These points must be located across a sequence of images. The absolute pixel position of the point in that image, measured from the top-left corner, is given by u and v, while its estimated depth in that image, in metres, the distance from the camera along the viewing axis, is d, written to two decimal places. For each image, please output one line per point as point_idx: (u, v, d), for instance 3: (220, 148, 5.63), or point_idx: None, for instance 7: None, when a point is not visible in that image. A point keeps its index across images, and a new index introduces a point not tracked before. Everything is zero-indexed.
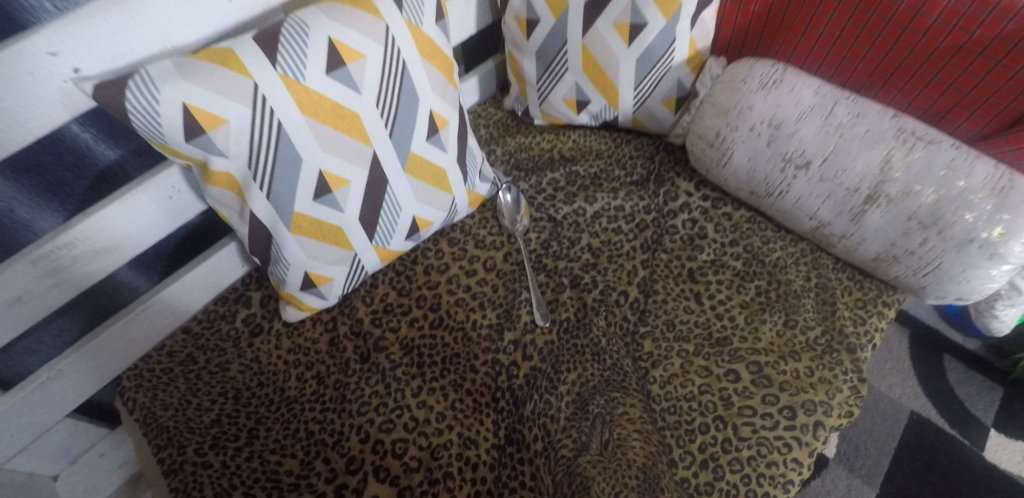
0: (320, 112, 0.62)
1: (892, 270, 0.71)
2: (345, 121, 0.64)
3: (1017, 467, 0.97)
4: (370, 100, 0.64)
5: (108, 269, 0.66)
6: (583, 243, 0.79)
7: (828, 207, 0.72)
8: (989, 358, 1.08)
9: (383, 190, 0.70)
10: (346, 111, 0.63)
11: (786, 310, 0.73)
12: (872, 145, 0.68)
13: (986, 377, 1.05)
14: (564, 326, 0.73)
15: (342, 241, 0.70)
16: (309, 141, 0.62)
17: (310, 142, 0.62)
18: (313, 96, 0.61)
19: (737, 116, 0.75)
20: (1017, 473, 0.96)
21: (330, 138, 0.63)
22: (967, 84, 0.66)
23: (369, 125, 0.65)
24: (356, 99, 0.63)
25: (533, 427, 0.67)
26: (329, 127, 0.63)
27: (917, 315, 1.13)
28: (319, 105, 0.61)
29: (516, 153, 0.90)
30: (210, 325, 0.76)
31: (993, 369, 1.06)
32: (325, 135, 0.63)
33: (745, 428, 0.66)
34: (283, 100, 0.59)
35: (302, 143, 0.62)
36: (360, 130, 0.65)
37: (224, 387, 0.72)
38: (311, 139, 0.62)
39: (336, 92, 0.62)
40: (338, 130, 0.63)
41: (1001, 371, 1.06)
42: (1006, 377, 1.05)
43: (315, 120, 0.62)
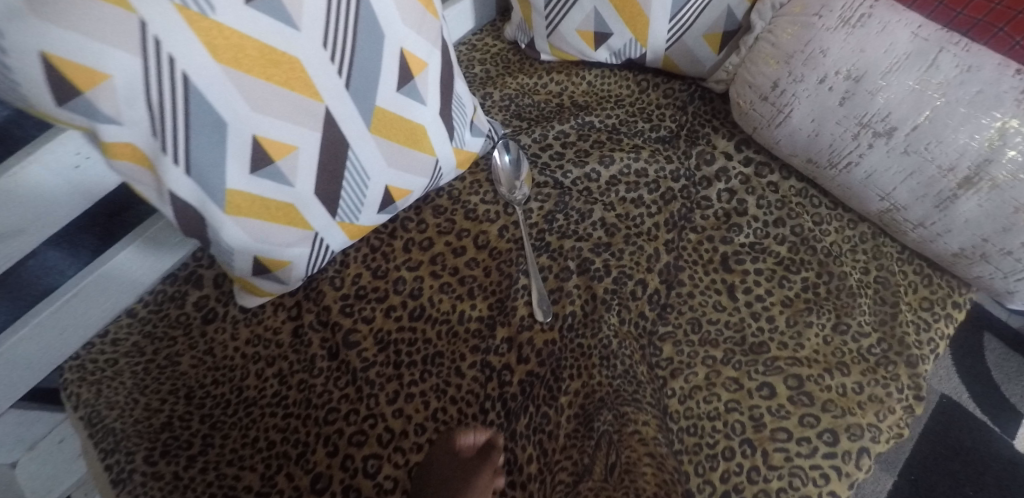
0: (243, 59, 0.46)
1: (975, 270, 0.58)
2: (280, 70, 0.48)
3: None
4: (314, 40, 0.49)
5: (17, 255, 0.54)
6: (595, 217, 0.66)
7: (908, 187, 0.57)
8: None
9: (343, 156, 0.55)
10: (281, 55, 0.48)
11: (837, 311, 0.61)
12: (984, 110, 0.52)
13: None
14: (568, 322, 0.61)
15: (297, 220, 0.56)
16: (232, 99, 0.47)
17: (236, 101, 0.47)
18: (231, 37, 0.45)
19: (805, 62, 0.59)
20: None
21: (263, 94, 0.48)
22: None
23: (315, 74, 0.50)
24: (292, 38, 0.48)
25: (527, 446, 0.57)
26: (260, 80, 0.47)
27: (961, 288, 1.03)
28: (241, 50, 0.46)
29: (518, 97, 0.74)
30: (158, 309, 0.66)
31: None
32: (256, 91, 0.48)
33: (777, 455, 0.55)
34: (187, 45, 0.43)
35: (225, 102, 0.47)
36: (303, 80, 0.50)
37: (175, 384, 0.62)
38: (237, 97, 0.47)
39: (264, 31, 0.46)
40: (273, 83, 0.48)
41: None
42: None
43: (239, 71, 0.46)
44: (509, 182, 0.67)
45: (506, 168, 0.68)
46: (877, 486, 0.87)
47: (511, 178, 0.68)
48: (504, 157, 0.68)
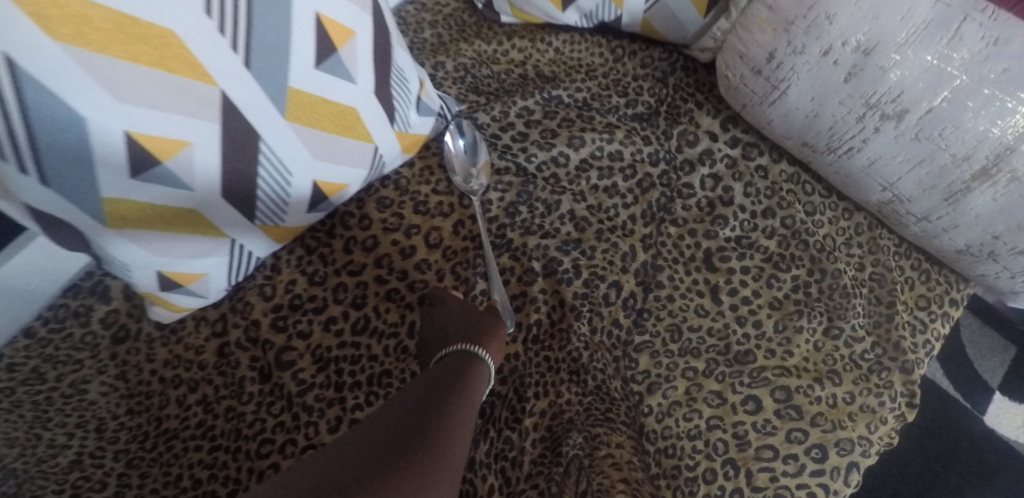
0: (92, 35, 0.35)
1: (978, 269, 0.53)
2: (150, 47, 0.37)
3: (1017, 432, 0.88)
4: (193, 7, 0.38)
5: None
6: (564, 209, 0.58)
7: (915, 177, 0.51)
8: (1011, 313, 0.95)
9: (253, 148, 0.45)
10: (148, 28, 0.37)
11: (829, 314, 0.55)
12: (1007, 92, 0.44)
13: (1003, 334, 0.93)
14: (533, 333, 0.54)
15: (202, 226, 0.47)
16: (87, 89, 0.36)
17: (92, 90, 0.36)
18: (70, 5, 0.34)
19: (808, 29, 0.50)
20: (1014, 439, 0.87)
21: (131, 80, 0.37)
22: None
23: (200, 50, 0.40)
24: (157, 3, 0.37)
25: (488, 475, 0.50)
26: (122, 61, 0.37)
27: None
28: (89, 24, 0.35)
29: (474, 67, 0.64)
30: (60, 328, 0.57)
31: (1011, 327, 0.94)
32: (119, 76, 0.37)
33: (762, 475, 0.50)
34: (4, 20, 0.32)
35: (77, 94, 0.36)
36: (183, 59, 0.39)
37: (83, 416, 0.53)
38: (93, 84, 0.36)
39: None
40: (141, 64, 0.37)
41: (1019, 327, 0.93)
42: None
43: (89, 50, 0.35)
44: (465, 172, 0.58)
45: (462, 156, 0.58)
46: None
47: (467, 168, 0.58)
48: (460, 144, 0.58)
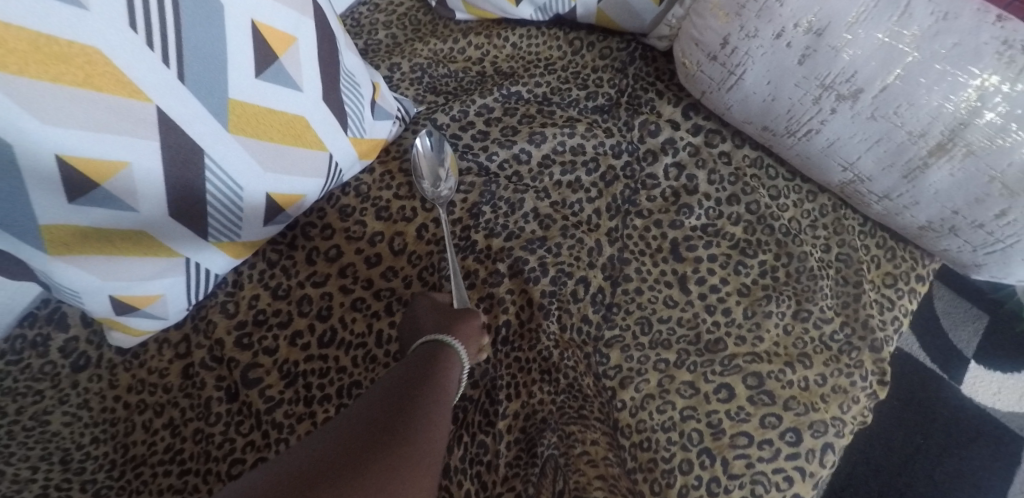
0: (8, 56, 0.34)
1: (941, 243, 0.53)
2: (74, 65, 0.36)
3: (994, 400, 0.89)
4: (116, 23, 0.37)
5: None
6: (528, 208, 0.57)
7: (874, 155, 0.50)
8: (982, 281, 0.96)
9: (198, 165, 0.44)
10: (69, 47, 0.36)
11: (797, 297, 0.55)
12: (959, 67, 0.45)
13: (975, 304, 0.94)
14: (502, 334, 0.54)
15: (151, 246, 0.46)
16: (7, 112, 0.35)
17: (14, 114, 0.35)
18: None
19: (759, 13, 0.49)
20: (991, 406, 0.89)
21: (57, 101, 0.36)
22: None
23: (128, 66, 0.38)
24: (76, 20, 0.36)
25: (463, 481, 0.50)
26: (43, 81, 0.35)
27: None
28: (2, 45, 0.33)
29: (431, 67, 0.63)
30: (17, 360, 0.55)
31: (983, 296, 0.95)
32: (44, 99, 0.36)
33: (738, 463, 0.50)
34: None
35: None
36: (111, 76, 0.38)
37: (46, 449, 0.52)
38: (14, 108, 0.35)
39: (33, 13, 0.34)
40: (65, 84, 0.36)
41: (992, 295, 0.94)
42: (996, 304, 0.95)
43: (7, 72, 0.34)
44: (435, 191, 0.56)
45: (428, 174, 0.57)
46: None
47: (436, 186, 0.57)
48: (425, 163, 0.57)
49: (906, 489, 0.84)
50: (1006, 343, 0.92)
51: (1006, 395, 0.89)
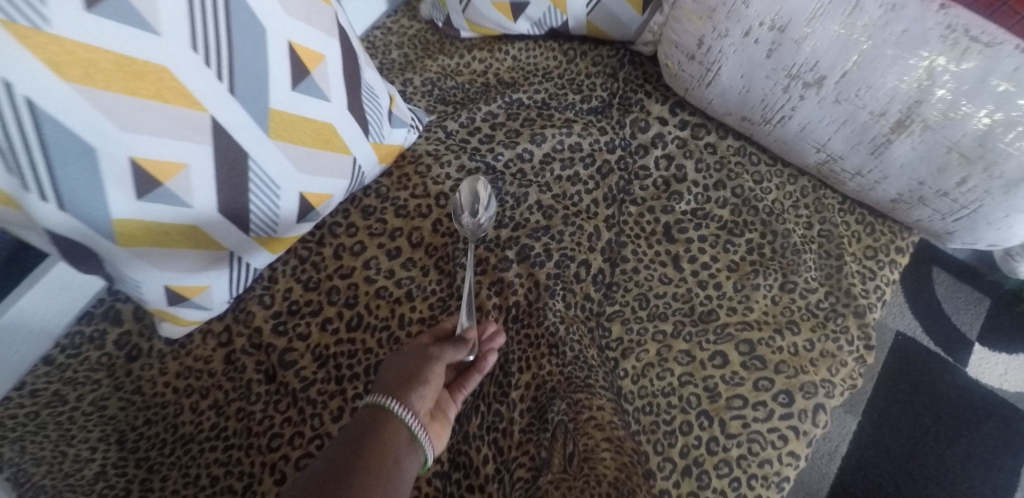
0: (98, 74, 0.41)
1: (914, 214, 0.58)
2: (147, 81, 0.44)
3: (1000, 380, 0.91)
4: (181, 46, 0.44)
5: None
6: (531, 201, 0.63)
7: (843, 136, 0.56)
8: (980, 266, 0.99)
9: (244, 167, 0.51)
10: (144, 66, 0.43)
11: (783, 270, 0.60)
12: (910, 50, 0.50)
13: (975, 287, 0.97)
14: (512, 313, 0.59)
15: (203, 241, 0.52)
16: (93, 120, 0.42)
17: (99, 122, 0.42)
18: (77, 51, 0.40)
19: (728, 15, 0.55)
20: (998, 386, 0.91)
21: (133, 111, 0.43)
22: None
23: (190, 82, 0.46)
24: (152, 43, 0.43)
25: (482, 446, 0.56)
26: (124, 95, 0.43)
27: None
28: (92, 64, 0.41)
29: (440, 80, 0.70)
30: (77, 353, 0.62)
31: (982, 279, 0.98)
32: (123, 109, 0.43)
33: (734, 423, 0.55)
34: (24, 66, 0.38)
35: (87, 125, 0.42)
36: (177, 90, 0.45)
37: (105, 430, 0.58)
38: (100, 118, 0.42)
39: (117, 38, 0.41)
40: (141, 97, 0.43)
41: (992, 278, 0.97)
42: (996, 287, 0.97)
43: (96, 87, 0.41)
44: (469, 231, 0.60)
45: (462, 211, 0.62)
46: (842, 428, 0.89)
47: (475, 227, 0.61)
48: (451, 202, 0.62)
49: (918, 471, 0.86)
50: (1009, 325, 0.95)
51: (1012, 376, 0.92)
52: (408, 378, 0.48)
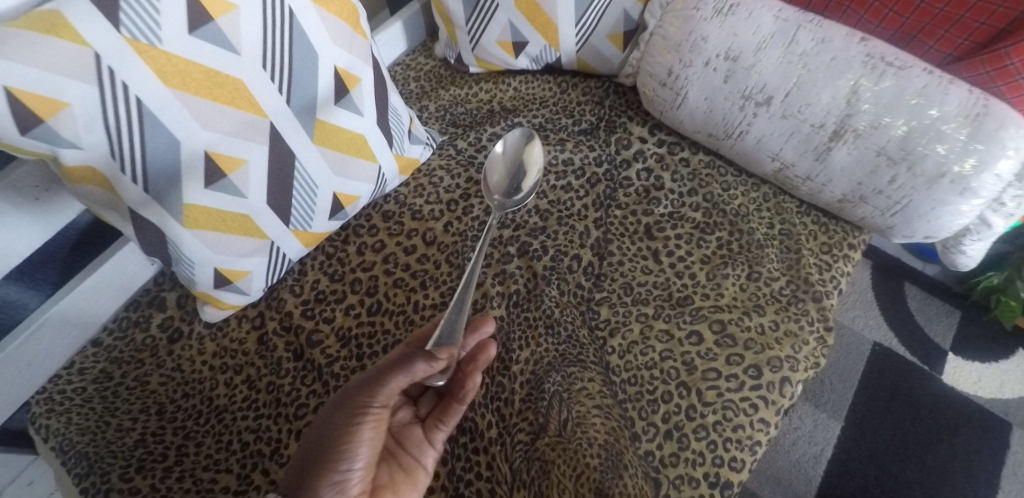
0: (191, 82, 0.52)
1: (859, 212, 0.66)
2: (226, 91, 0.54)
3: (975, 387, 0.98)
4: (254, 64, 0.55)
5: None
6: (530, 205, 0.73)
7: (792, 146, 0.65)
8: (948, 282, 1.07)
9: (291, 166, 0.61)
10: (225, 78, 0.54)
11: (750, 262, 0.68)
12: (839, 73, 0.61)
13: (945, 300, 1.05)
14: (514, 299, 0.67)
15: (253, 230, 0.61)
16: (182, 118, 0.53)
17: (186, 120, 0.53)
18: (178, 63, 0.51)
19: (690, 49, 0.67)
20: (973, 393, 0.97)
21: (211, 114, 0.54)
22: (928, 14, 0.60)
23: (257, 93, 0.56)
24: (233, 61, 0.54)
25: (486, 413, 0.63)
26: (207, 100, 0.53)
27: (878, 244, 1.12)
28: (187, 74, 0.52)
29: (452, 107, 0.81)
30: (123, 335, 0.69)
31: (951, 293, 1.06)
32: (205, 112, 0.54)
33: (710, 392, 0.62)
34: (138, 73, 0.49)
35: (177, 123, 0.52)
36: (247, 99, 0.56)
37: (145, 403, 0.65)
38: (187, 117, 0.53)
39: (207, 55, 0.52)
40: (220, 102, 0.54)
41: (959, 293, 1.05)
42: (964, 300, 1.05)
43: (188, 93, 0.52)
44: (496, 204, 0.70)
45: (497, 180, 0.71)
46: (826, 433, 0.95)
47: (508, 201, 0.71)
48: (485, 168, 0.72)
49: (900, 473, 0.91)
50: (978, 336, 1.02)
51: (985, 383, 0.98)
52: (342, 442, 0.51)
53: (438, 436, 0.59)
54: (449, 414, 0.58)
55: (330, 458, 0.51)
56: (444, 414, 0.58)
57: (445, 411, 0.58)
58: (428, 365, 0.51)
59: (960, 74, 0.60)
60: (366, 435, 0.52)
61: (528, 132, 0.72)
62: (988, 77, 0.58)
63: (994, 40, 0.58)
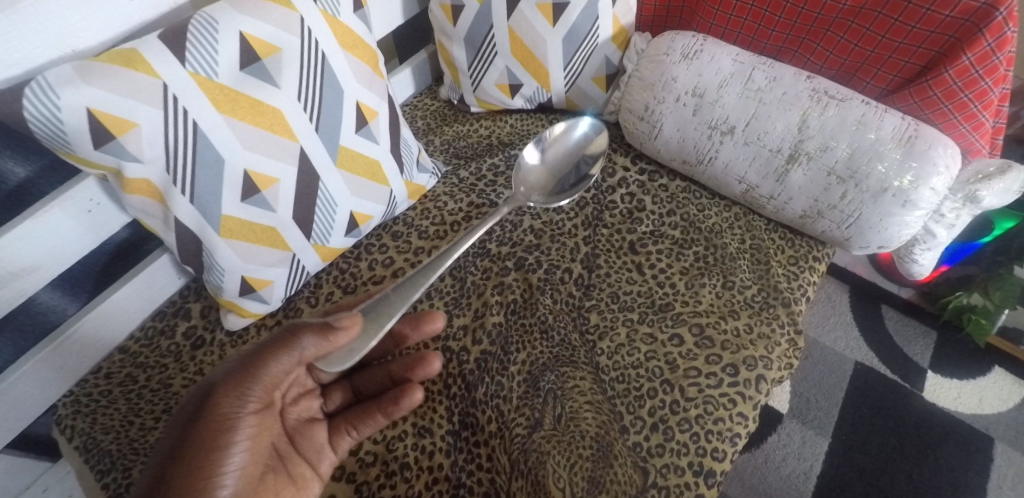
0: (238, 110, 0.61)
1: (819, 226, 0.74)
2: (266, 118, 0.63)
3: (954, 403, 1.03)
4: (291, 96, 0.64)
5: (26, 293, 0.62)
6: (526, 225, 0.81)
7: (755, 170, 0.74)
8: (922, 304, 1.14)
9: (316, 186, 0.69)
10: (266, 107, 0.63)
11: (724, 272, 0.76)
12: (790, 105, 0.71)
13: (920, 321, 1.11)
14: (512, 307, 0.74)
15: (278, 242, 0.69)
16: (229, 140, 0.61)
17: (231, 142, 0.61)
18: (229, 94, 0.60)
19: (663, 88, 0.77)
20: (953, 409, 1.02)
21: (253, 137, 0.62)
22: (861, 56, 0.71)
23: (292, 121, 0.65)
24: (275, 93, 0.63)
25: (486, 409, 0.68)
26: (250, 125, 0.62)
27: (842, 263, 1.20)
28: (236, 102, 0.60)
29: (455, 142, 0.91)
30: (149, 342, 0.75)
31: (925, 314, 1.12)
32: (247, 135, 0.62)
33: (691, 388, 0.68)
34: (197, 100, 0.58)
35: (223, 143, 0.61)
36: (283, 126, 0.64)
37: (167, 404, 0.70)
38: (231, 139, 0.61)
39: (253, 88, 0.61)
40: (260, 128, 0.63)
41: (932, 315, 1.12)
42: (938, 320, 1.11)
43: (234, 118, 0.61)
44: (533, 186, 0.81)
45: (542, 168, 0.82)
46: (814, 449, 0.99)
47: (547, 187, 0.81)
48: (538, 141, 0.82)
49: (888, 487, 0.95)
50: (954, 355, 1.08)
51: (964, 399, 1.03)
52: (217, 437, 0.54)
53: (343, 441, 0.66)
54: (363, 422, 0.66)
55: (195, 464, 0.52)
56: (358, 421, 0.66)
57: (359, 416, 0.66)
58: (317, 339, 0.56)
59: (894, 105, 0.71)
60: (238, 440, 0.55)
61: (566, 146, 0.84)
62: (917, 106, 0.69)
63: (918, 75, 0.68)
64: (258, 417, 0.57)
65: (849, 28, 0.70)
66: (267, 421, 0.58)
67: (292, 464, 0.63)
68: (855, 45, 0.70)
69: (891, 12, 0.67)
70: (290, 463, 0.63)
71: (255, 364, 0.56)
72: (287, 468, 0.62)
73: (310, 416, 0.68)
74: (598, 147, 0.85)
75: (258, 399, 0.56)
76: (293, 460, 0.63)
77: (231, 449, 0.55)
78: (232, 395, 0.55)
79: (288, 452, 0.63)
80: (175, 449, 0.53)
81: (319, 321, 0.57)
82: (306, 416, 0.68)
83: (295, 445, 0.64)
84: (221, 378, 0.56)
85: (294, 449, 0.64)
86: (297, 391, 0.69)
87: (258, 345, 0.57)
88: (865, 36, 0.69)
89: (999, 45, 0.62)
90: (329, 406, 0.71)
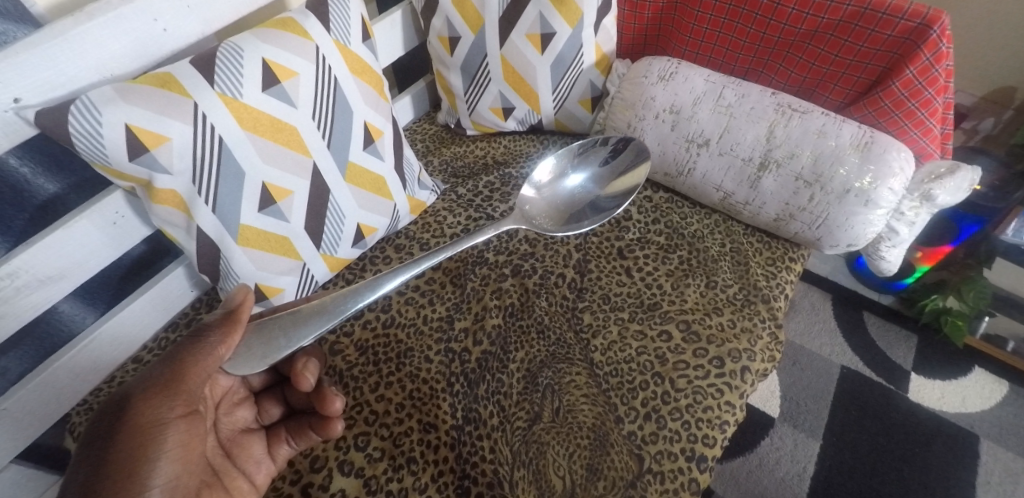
0: (259, 127, 0.67)
1: (793, 228, 0.80)
2: (283, 134, 0.69)
3: (938, 402, 1.07)
4: (305, 115, 0.70)
5: (52, 299, 0.67)
6: (521, 235, 0.86)
7: (730, 178, 0.81)
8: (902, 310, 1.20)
9: (326, 198, 0.74)
10: (284, 125, 0.69)
11: (706, 274, 0.81)
12: (758, 119, 0.78)
13: (901, 326, 1.17)
14: (510, 311, 0.79)
15: (290, 251, 0.74)
16: (250, 154, 0.67)
17: (251, 156, 0.67)
18: (251, 112, 0.66)
19: (643, 106, 0.85)
20: (938, 408, 1.06)
21: (271, 152, 0.68)
22: (818, 73, 0.79)
23: (307, 138, 0.71)
24: (292, 112, 0.69)
25: (488, 405, 0.71)
26: (269, 141, 0.68)
27: (818, 271, 1.27)
28: (257, 120, 0.67)
29: (453, 163, 0.97)
30: (162, 352, 0.79)
31: (905, 318, 1.18)
32: (266, 150, 0.68)
33: (681, 380, 0.72)
34: (223, 119, 0.64)
35: (245, 157, 0.66)
36: (299, 143, 0.70)
37: None
38: (251, 154, 0.67)
39: (273, 108, 0.68)
40: (279, 144, 0.69)
41: (911, 319, 1.17)
42: (918, 323, 1.17)
43: (255, 135, 0.67)
44: (542, 216, 0.84)
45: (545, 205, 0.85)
46: (806, 450, 1.02)
47: (563, 217, 0.84)
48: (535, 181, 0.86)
49: (880, 486, 0.98)
50: (935, 357, 1.13)
51: (949, 399, 1.08)
52: (140, 449, 0.52)
53: (281, 450, 0.68)
54: (300, 434, 0.67)
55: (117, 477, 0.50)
56: (296, 433, 0.67)
57: (296, 430, 0.67)
58: (222, 335, 0.57)
59: (851, 116, 0.78)
60: (165, 447, 0.54)
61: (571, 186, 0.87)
62: (872, 116, 0.76)
63: (869, 88, 0.77)
64: (185, 422, 0.55)
65: (807, 49, 0.78)
66: (196, 426, 0.56)
67: (229, 478, 0.64)
68: (813, 63, 0.78)
69: (841, 34, 0.75)
70: (228, 478, 0.64)
71: (176, 367, 0.55)
72: (225, 482, 0.63)
73: (245, 426, 0.69)
74: (635, 179, 0.86)
75: (184, 401, 0.55)
76: (231, 474, 0.64)
77: (158, 456, 0.53)
78: (155, 401, 0.54)
79: (224, 466, 0.65)
80: (94, 464, 0.51)
81: (221, 313, 0.58)
82: (240, 427, 0.69)
83: (232, 458, 0.66)
84: (140, 387, 0.54)
85: (231, 461, 0.65)
86: (232, 402, 0.69)
87: (174, 349, 0.56)
88: (820, 56, 0.77)
89: (937, 59, 0.69)
90: (265, 418, 0.71)
